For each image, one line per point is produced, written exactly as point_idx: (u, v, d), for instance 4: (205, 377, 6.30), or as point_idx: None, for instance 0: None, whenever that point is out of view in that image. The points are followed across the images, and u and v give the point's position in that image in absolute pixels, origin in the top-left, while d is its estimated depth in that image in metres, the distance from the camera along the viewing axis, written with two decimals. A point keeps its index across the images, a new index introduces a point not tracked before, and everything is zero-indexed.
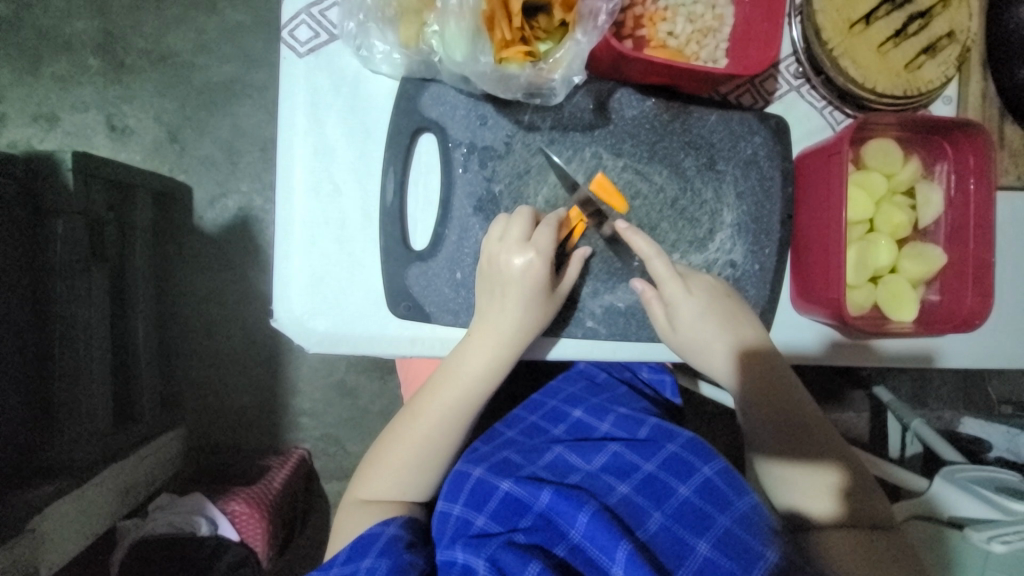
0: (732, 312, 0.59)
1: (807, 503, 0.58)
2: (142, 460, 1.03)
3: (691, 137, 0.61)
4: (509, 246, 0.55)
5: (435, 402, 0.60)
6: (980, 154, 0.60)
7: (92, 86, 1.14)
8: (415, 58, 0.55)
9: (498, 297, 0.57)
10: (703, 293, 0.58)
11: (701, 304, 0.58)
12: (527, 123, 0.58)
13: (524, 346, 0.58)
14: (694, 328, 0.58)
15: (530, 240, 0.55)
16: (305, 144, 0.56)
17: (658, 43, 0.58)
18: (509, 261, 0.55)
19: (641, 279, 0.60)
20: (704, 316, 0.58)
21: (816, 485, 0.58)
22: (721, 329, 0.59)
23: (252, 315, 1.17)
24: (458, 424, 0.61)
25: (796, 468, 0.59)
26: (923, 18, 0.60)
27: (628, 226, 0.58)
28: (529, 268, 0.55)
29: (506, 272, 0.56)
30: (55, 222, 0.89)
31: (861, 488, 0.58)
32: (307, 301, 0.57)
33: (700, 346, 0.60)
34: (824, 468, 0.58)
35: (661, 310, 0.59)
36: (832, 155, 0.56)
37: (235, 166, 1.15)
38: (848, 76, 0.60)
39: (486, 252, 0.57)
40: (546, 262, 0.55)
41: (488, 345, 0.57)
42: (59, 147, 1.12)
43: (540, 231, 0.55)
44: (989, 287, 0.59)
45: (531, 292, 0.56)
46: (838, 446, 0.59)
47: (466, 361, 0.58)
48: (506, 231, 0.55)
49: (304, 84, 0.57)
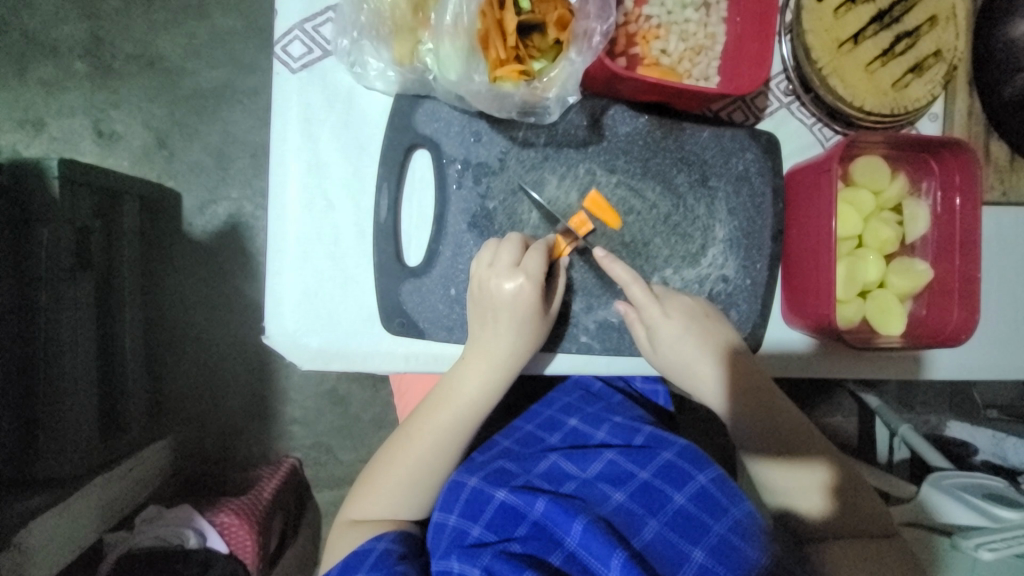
0: (711, 333, 0.60)
1: (795, 501, 0.59)
2: (129, 473, 1.00)
3: (684, 154, 0.61)
4: (499, 271, 0.55)
5: (427, 424, 0.60)
6: (966, 170, 0.61)
7: (79, 92, 1.12)
8: (410, 76, 0.55)
9: (487, 323, 0.57)
10: (681, 314, 0.58)
11: (680, 328, 0.58)
12: (521, 140, 0.58)
13: (518, 368, 0.59)
14: (674, 349, 0.59)
15: (520, 263, 0.55)
16: (298, 159, 0.56)
17: (651, 61, 0.59)
18: (499, 286, 0.55)
19: (622, 301, 0.60)
20: (683, 338, 0.58)
21: (802, 483, 0.59)
22: (701, 350, 0.60)
23: (242, 322, 1.16)
24: (449, 447, 0.61)
25: (788, 475, 0.59)
26: (910, 37, 0.62)
27: (607, 253, 0.58)
28: (521, 292, 0.55)
29: (495, 298, 0.56)
30: (41, 231, 0.88)
31: (848, 484, 0.58)
32: (300, 317, 0.56)
33: (683, 367, 0.61)
34: (815, 472, 0.59)
35: (643, 332, 0.59)
36: (822, 172, 0.57)
37: (225, 171, 1.14)
38: (837, 95, 0.60)
39: (476, 277, 0.56)
40: (537, 284, 0.56)
41: (481, 369, 0.58)
42: (45, 153, 1.10)
43: (530, 255, 0.56)
44: (977, 302, 0.60)
45: (522, 316, 0.56)
46: (824, 445, 0.60)
47: (461, 382, 0.58)
48: (496, 257, 0.56)
49: (297, 99, 0.56)
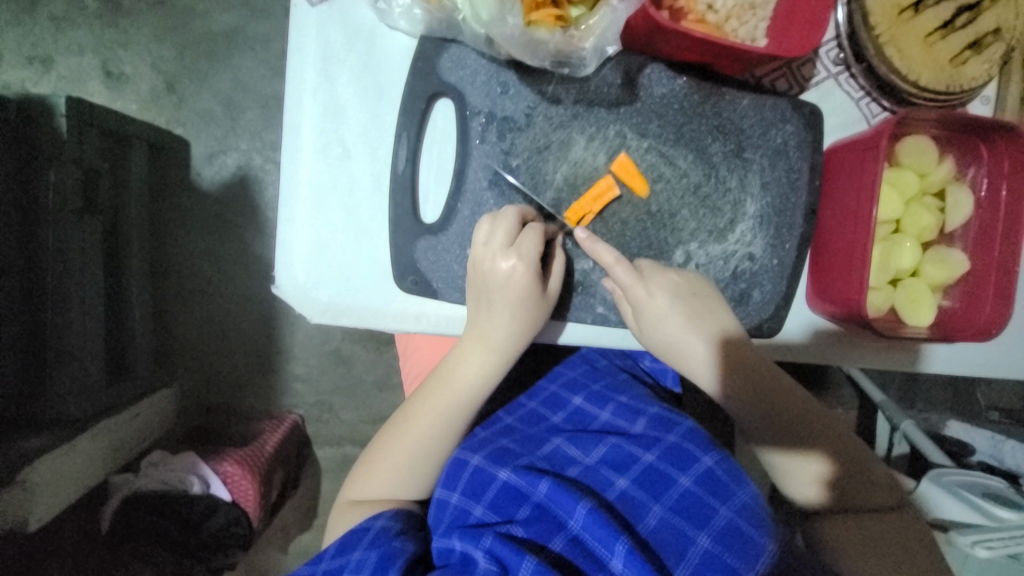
0: (704, 307, 0.56)
1: (795, 488, 0.58)
2: (135, 417, 1.02)
3: (721, 121, 0.58)
4: (492, 251, 0.53)
5: (425, 408, 0.60)
6: (1017, 157, 0.58)
7: (87, 28, 1.07)
8: (436, 15, 0.51)
9: (486, 307, 0.55)
10: (666, 290, 0.55)
11: (667, 305, 0.55)
12: (550, 95, 0.55)
13: (518, 350, 0.57)
14: (661, 327, 0.57)
15: (515, 244, 0.53)
16: (314, 101, 0.53)
17: (696, 17, 0.55)
18: (494, 267, 0.53)
19: (610, 279, 0.57)
20: (670, 315, 0.55)
21: (802, 473, 0.57)
22: (688, 327, 0.57)
23: (249, 276, 1.14)
24: (444, 433, 0.60)
25: (791, 455, 0.57)
26: (972, 11, 0.57)
27: (588, 235, 0.55)
28: (515, 273, 0.53)
29: (490, 282, 0.54)
30: (48, 171, 0.86)
31: (849, 475, 0.56)
32: (312, 270, 0.54)
33: (674, 345, 0.58)
34: (810, 452, 0.56)
35: (632, 309, 0.57)
36: (869, 150, 0.53)
37: (235, 122, 1.10)
38: (892, 66, 0.56)
39: (473, 257, 0.55)
40: (530, 268, 0.53)
41: (475, 354, 0.57)
42: (53, 92, 1.07)
43: (525, 235, 0.53)
44: (1011, 297, 0.58)
45: (518, 299, 0.54)
46: (825, 432, 0.57)
47: (458, 365, 0.58)
48: (492, 235, 0.53)
49: (315, 36, 0.53)
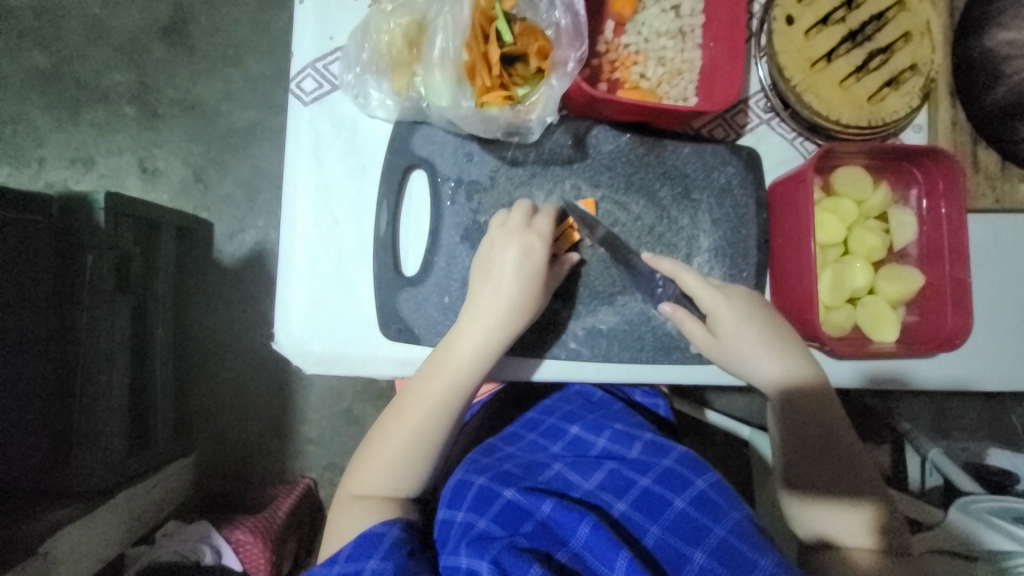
0: (775, 327, 0.59)
1: (839, 536, 0.56)
2: (153, 486, 1.05)
3: (666, 169, 0.65)
4: (509, 230, 0.58)
5: (423, 393, 0.58)
6: (949, 176, 0.62)
7: (126, 133, 1.24)
8: (406, 104, 0.61)
9: (489, 283, 0.58)
10: (742, 303, 0.59)
11: (739, 316, 0.59)
12: (510, 159, 0.62)
13: (517, 329, 0.58)
14: (734, 339, 0.59)
15: (532, 225, 0.59)
16: (308, 179, 0.62)
17: (631, 84, 0.64)
18: (506, 244, 0.58)
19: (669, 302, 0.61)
20: (744, 326, 0.59)
21: (847, 518, 0.56)
22: (762, 344, 0.59)
23: (263, 341, 1.22)
24: (444, 416, 0.59)
25: (834, 499, 0.57)
26: (884, 54, 0.64)
27: (652, 254, 0.61)
28: (530, 250, 0.58)
29: (499, 258, 0.58)
30: (86, 255, 0.96)
31: (891, 526, 0.56)
32: (307, 325, 0.61)
33: (742, 357, 0.59)
34: (853, 497, 0.57)
35: (696, 325, 0.60)
36: (798, 184, 0.59)
37: (253, 203, 1.23)
38: (813, 110, 0.63)
39: (489, 233, 0.59)
40: (546, 245, 0.58)
41: (477, 331, 0.58)
42: (94, 187, 1.22)
43: (541, 219, 0.59)
44: (970, 307, 0.60)
45: (525, 274, 0.58)
46: (869, 479, 0.57)
47: (463, 337, 0.58)
48: (509, 217, 0.59)
49: (307, 128, 0.63)
